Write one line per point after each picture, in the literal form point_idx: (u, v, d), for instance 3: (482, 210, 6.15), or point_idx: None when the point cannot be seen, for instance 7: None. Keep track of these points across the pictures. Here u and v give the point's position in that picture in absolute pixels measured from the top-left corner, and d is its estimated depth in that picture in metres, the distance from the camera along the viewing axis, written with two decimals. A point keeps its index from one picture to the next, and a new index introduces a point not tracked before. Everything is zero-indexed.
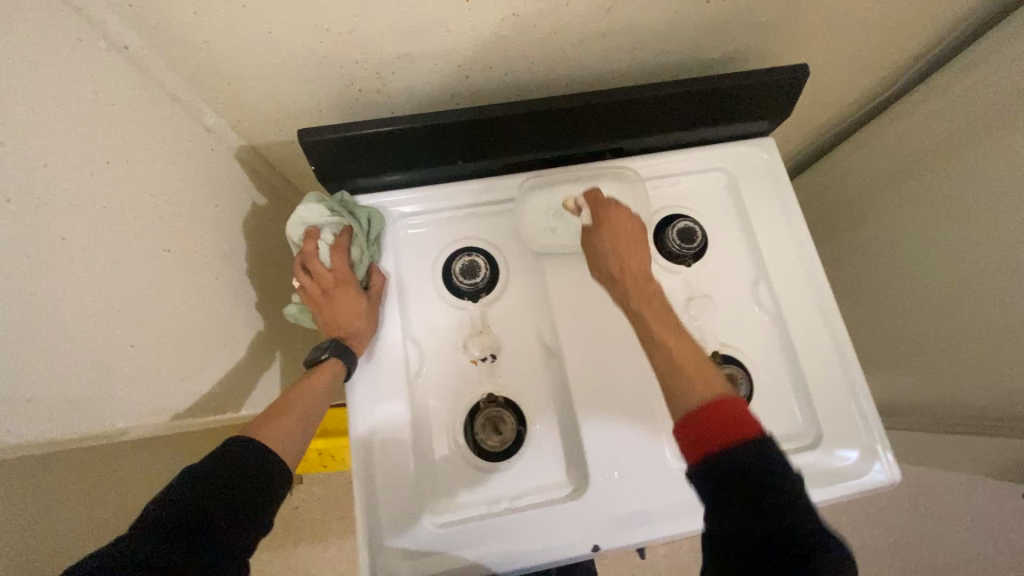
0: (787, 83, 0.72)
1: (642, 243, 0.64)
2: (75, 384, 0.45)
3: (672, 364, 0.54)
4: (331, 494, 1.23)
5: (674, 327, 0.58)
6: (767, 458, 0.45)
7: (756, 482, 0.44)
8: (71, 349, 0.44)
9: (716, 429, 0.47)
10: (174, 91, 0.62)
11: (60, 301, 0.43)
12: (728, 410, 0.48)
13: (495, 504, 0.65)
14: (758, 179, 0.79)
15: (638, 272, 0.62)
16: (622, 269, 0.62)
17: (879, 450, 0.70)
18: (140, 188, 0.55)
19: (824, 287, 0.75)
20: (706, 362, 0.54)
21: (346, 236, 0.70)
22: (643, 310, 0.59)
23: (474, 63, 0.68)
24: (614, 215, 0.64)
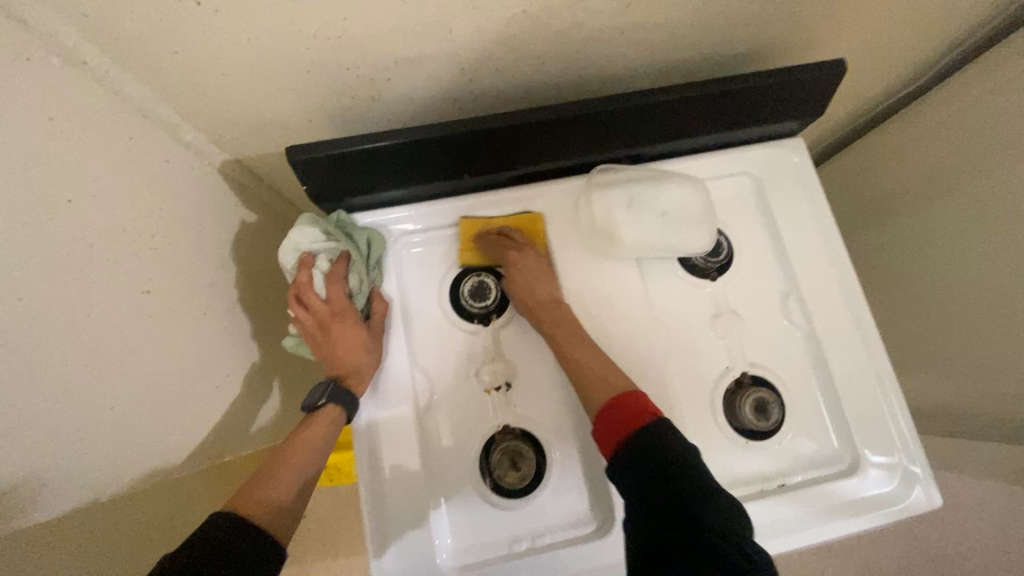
0: (819, 80, 0.66)
1: (549, 271, 0.67)
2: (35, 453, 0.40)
3: (583, 370, 0.60)
4: (336, 507, 1.19)
5: (579, 338, 0.63)
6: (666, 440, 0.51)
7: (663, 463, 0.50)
8: (31, 418, 0.40)
9: (621, 420, 0.54)
10: (145, 107, 0.56)
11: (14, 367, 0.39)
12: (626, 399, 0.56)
13: (516, 545, 0.61)
14: (786, 183, 0.74)
15: (547, 301, 0.65)
16: (533, 302, 0.65)
17: (919, 472, 0.66)
18: (107, 223, 0.49)
19: (859, 299, 0.70)
20: (610, 361, 0.61)
21: (343, 262, 0.64)
22: (554, 334, 0.63)
23: (479, 65, 0.61)
24: (524, 257, 0.67)
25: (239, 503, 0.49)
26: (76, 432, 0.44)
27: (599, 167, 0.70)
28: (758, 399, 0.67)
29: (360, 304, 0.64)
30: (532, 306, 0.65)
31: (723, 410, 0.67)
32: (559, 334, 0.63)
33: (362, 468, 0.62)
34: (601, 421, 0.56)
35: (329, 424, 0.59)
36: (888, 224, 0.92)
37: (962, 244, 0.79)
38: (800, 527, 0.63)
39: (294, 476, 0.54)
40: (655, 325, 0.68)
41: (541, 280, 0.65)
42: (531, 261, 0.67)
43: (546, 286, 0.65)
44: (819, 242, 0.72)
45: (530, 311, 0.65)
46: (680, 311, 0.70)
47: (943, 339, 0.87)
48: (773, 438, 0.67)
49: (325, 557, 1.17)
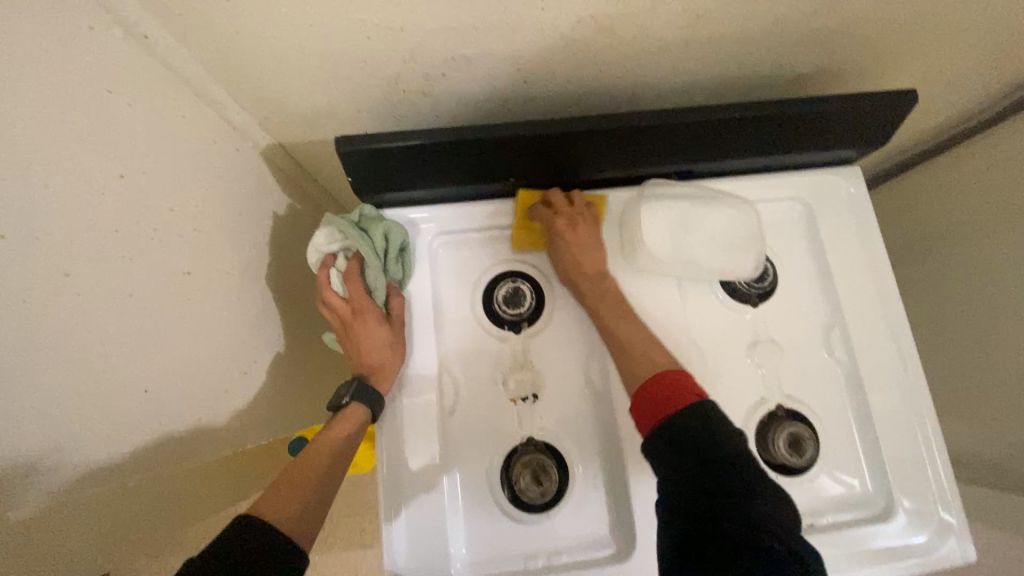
0: (886, 109, 0.64)
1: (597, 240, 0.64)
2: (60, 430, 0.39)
3: (621, 346, 0.59)
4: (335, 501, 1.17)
5: (622, 313, 0.62)
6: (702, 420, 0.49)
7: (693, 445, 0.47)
8: (60, 393, 0.39)
9: (665, 399, 0.51)
10: (198, 85, 0.55)
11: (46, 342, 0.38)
12: (675, 379, 0.53)
13: (532, 560, 0.60)
14: (838, 212, 0.71)
15: (593, 270, 0.63)
16: (576, 271, 0.63)
17: (954, 525, 0.64)
18: (153, 201, 0.48)
19: (905, 339, 0.68)
20: (650, 338, 0.59)
21: (359, 259, 0.63)
22: (597, 308, 0.62)
23: (537, 67, 0.60)
24: (572, 230, 0.63)
25: (260, 508, 0.48)
26: (103, 411, 0.43)
27: (652, 180, 0.68)
28: (793, 434, 0.64)
29: (380, 300, 0.62)
30: (573, 275, 0.64)
31: (756, 442, 0.65)
32: (600, 307, 0.62)
33: (382, 469, 0.60)
34: (643, 396, 0.53)
35: (350, 422, 0.58)
36: (931, 261, 0.87)
37: (1007, 290, 0.75)
38: (826, 571, 0.61)
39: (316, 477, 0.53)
40: (690, 349, 0.66)
41: (583, 249, 0.63)
42: (581, 227, 0.64)
43: (587, 256, 0.63)
44: (868, 276, 0.69)
45: (571, 282, 0.64)
46: (717, 335, 0.67)
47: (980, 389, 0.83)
48: (805, 475, 0.64)
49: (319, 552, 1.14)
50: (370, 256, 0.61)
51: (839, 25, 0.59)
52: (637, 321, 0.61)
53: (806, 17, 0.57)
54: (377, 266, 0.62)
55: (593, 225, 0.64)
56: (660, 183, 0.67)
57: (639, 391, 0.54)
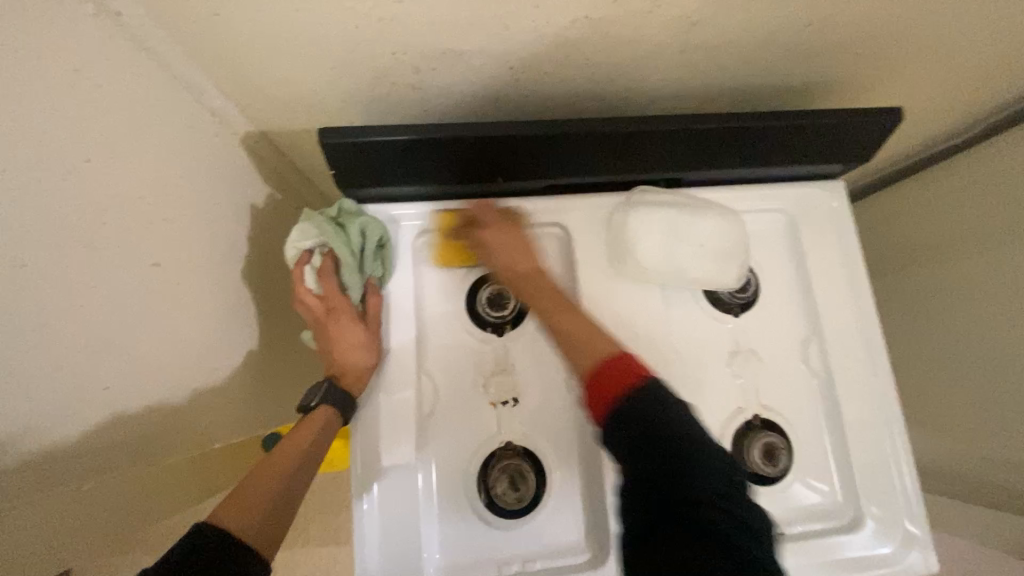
0: (870, 126, 0.65)
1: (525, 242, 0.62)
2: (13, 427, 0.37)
3: (569, 335, 0.56)
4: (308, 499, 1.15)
5: (565, 306, 0.58)
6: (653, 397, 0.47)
7: (650, 427, 0.46)
8: (14, 388, 0.37)
9: (614, 381, 0.49)
10: (174, 67, 0.52)
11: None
12: (620, 365, 0.50)
13: (506, 566, 0.59)
14: (820, 226, 0.72)
15: (525, 272, 0.61)
16: (510, 276, 0.61)
17: (918, 537, 0.65)
18: (122, 186, 0.46)
19: (880, 354, 0.69)
20: (597, 329, 0.55)
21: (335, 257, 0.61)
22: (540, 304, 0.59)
23: (529, 67, 0.59)
24: (485, 235, 0.62)
25: (224, 513, 0.47)
26: (62, 408, 0.41)
27: (642, 186, 0.67)
28: (767, 444, 0.65)
29: (355, 298, 0.61)
30: (512, 279, 0.61)
31: (732, 452, 0.65)
32: (544, 302, 0.59)
33: (355, 471, 0.59)
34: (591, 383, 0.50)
35: (319, 423, 0.57)
36: (908, 276, 0.89)
37: (976, 308, 0.78)
38: None
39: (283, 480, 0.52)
40: (671, 357, 0.66)
41: (506, 250, 0.61)
42: (496, 230, 0.62)
43: (515, 259, 0.61)
44: (847, 290, 0.70)
45: (513, 284, 0.61)
46: (698, 344, 0.68)
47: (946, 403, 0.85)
48: (777, 485, 0.65)
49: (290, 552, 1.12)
50: (344, 254, 0.60)
51: (829, 40, 0.60)
52: (581, 312, 0.58)
53: (797, 31, 0.57)
54: (351, 264, 0.60)
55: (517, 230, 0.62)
56: (648, 189, 0.66)
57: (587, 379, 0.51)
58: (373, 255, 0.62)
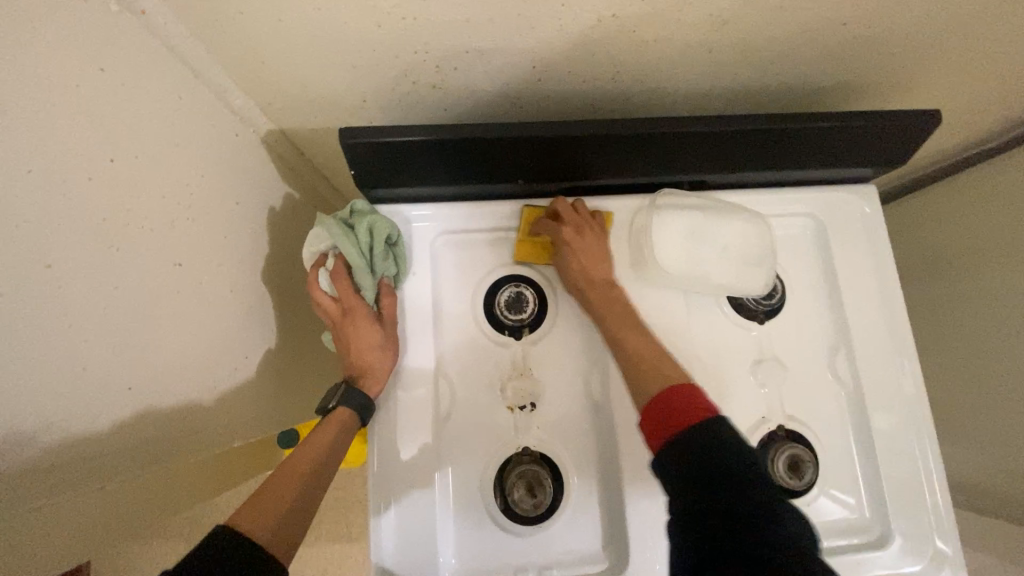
0: (906, 128, 0.62)
1: (606, 249, 0.62)
2: (38, 428, 0.38)
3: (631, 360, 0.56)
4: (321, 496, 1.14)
5: (633, 325, 0.59)
6: (720, 435, 0.45)
7: (718, 465, 0.44)
8: (40, 389, 0.37)
9: (671, 414, 0.49)
10: (198, 66, 0.52)
11: (26, 335, 0.36)
12: (684, 393, 0.49)
13: (522, 573, 0.59)
14: (850, 231, 0.69)
15: (600, 280, 0.61)
16: (587, 282, 0.61)
17: (949, 555, 0.63)
18: (146, 186, 0.46)
19: (911, 365, 0.66)
20: (661, 351, 0.56)
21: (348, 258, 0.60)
22: (606, 320, 0.59)
23: (553, 66, 0.57)
24: (573, 237, 0.61)
25: (242, 518, 0.46)
26: (84, 407, 0.41)
27: (667, 189, 0.65)
28: (793, 455, 0.63)
29: (369, 299, 0.60)
30: (581, 285, 0.61)
31: (754, 463, 0.64)
32: (609, 316, 0.59)
33: (372, 474, 0.59)
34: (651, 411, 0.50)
35: (338, 426, 0.57)
36: (939, 283, 0.86)
37: (1012, 318, 0.74)
38: None
39: (302, 484, 0.52)
40: (693, 364, 0.65)
41: (593, 254, 0.61)
42: (588, 234, 0.62)
43: (597, 266, 0.61)
44: (878, 298, 0.68)
45: (580, 292, 0.62)
46: (721, 351, 0.66)
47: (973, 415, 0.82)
48: (802, 498, 0.63)
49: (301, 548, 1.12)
50: (354, 256, 0.58)
51: (866, 39, 0.57)
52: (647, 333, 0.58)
53: (833, 29, 0.55)
54: (362, 265, 0.59)
55: (602, 236, 0.62)
56: (672, 192, 0.65)
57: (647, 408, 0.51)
58: (384, 254, 0.60)
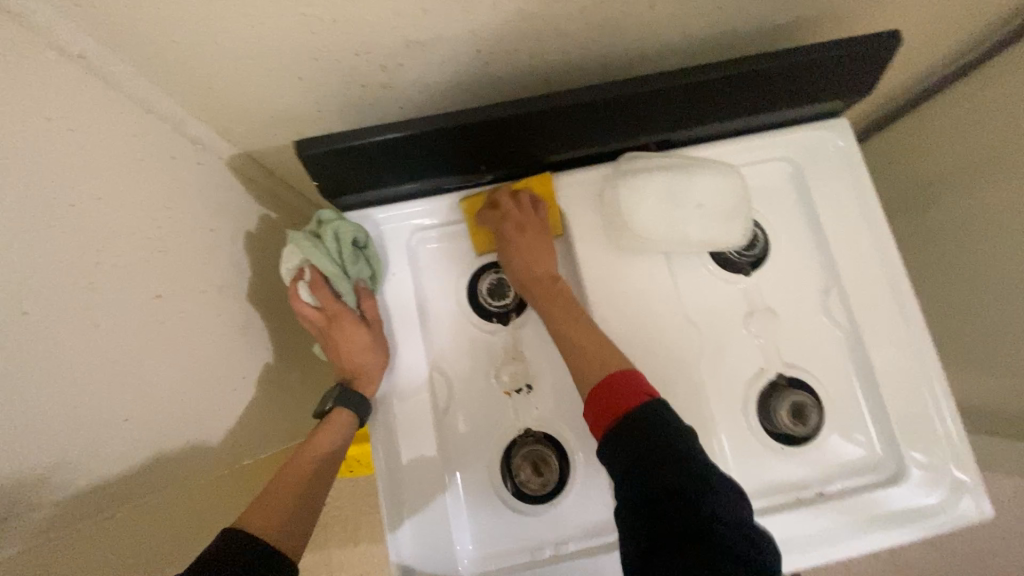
0: (868, 56, 0.61)
1: (550, 249, 0.63)
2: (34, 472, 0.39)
3: (574, 344, 0.56)
4: (349, 509, 1.16)
5: (577, 316, 0.58)
6: (661, 422, 0.47)
7: (663, 454, 0.45)
8: (33, 432, 0.39)
9: (615, 395, 0.50)
10: (148, 101, 0.53)
11: (10, 381, 0.37)
12: (620, 377, 0.51)
13: (538, 552, 0.59)
14: (829, 169, 0.68)
15: (543, 275, 0.61)
16: (531, 279, 0.61)
17: (969, 481, 0.62)
18: (113, 224, 0.47)
19: (906, 295, 0.65)
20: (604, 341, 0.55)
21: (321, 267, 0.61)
22: (548, 306, 0.59)
23: (497, 47, 0.57)
24: (525, 225, 0.62)
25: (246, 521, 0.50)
26: (84, 441, 0.43)
27: (632, 153, 0.65)
28: (795, 402, 0.63)
29: (351, 302, 0.61)
30: (529, 282, 0.61)
31: (758, 413, 0.63)
32: (553, 308, 0.59)
33: (379, 473, 0.60)
34: (594, 399, 0.52)
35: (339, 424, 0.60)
36: (931, 210, 0.83)
37: (1007, 235, 0.72)
38: (840, 538, 0.60)
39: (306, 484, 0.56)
40: (683, 324, 0.64)
41: (532, 247, 0.62)
42: (525, 221, 0.62)
43: (542, 262, 0.62)
44: (865, 233, 0.67)
45: (526, 287, 0.61)
46: (710, 307, 0.65)
47: (983, 341, 0.79)
48: (811, 444, 0.63)
49: (336, 561, 1.13)
50: (325, 264, 0.59)
51: None
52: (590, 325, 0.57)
53: None
54: (337, 273, 0.60)
55: (543, 231, 0.63)
56: (639, 155, 0.64)
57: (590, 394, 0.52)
58: (355, 257, 0.61)
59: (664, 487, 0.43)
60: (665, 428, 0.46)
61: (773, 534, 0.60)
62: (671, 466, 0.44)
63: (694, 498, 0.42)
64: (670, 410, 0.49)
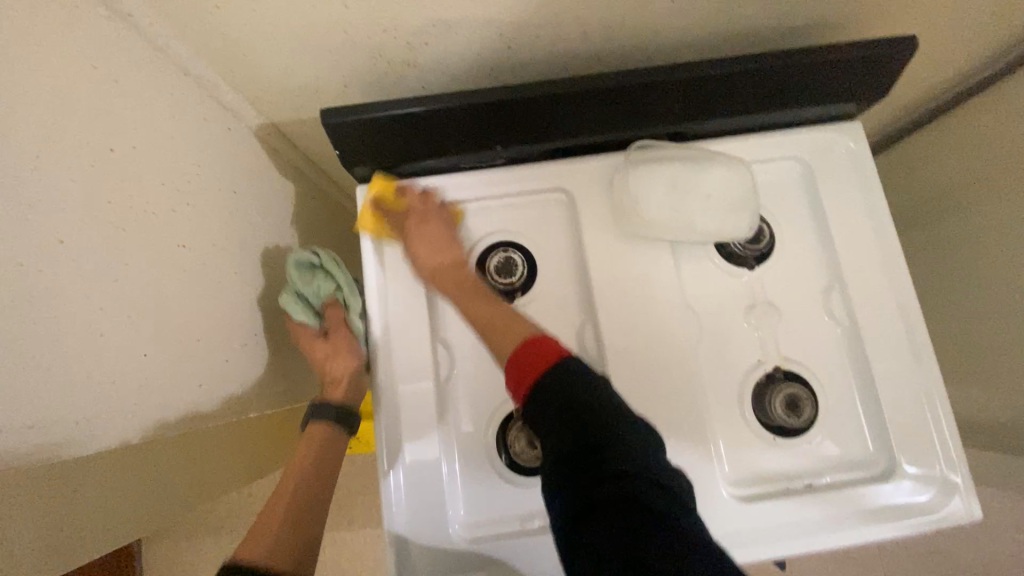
0: (882, 59, 0.62)
1: (448, 240, 0.64)
2: (60, 399, 0.42)
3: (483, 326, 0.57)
4: (346, 486, 1.18)
5: (484, 300, 0.60)
6: (571, 374, 0.47)
7: (575, 411, 0.44)
8: (62, 360, 0.42)
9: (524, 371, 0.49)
10: (186, 65, 0.56)
11: (47, 309, 0.40)
12: (534, 347, 0.50)
13: (529, 521, 0.61)
14: (838, 170, 0.69)
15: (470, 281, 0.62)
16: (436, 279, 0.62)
17: (959, 483, 0.62)
18: (147, 177, 0.50)
19: (907, 299, 0.66)
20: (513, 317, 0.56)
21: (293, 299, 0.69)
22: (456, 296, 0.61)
23: (518, 32, 0.59)
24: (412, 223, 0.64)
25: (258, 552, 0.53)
26: (106, 375, 0.46)
27: (643, 141, 0.66)
28: (790, 395, 0.64)
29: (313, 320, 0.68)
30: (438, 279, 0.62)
31: (752, 405, 0.64)
32: (467, 304, 0.60)
33: (380, 435, 0.62)
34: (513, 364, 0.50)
35: (317, 442, 0.67)
36: (940, 221, 0.83)
37: (1013, 248, 0.72)
38: (827, 530, 0.61)
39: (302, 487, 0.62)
40: (683, 313, 0.65)
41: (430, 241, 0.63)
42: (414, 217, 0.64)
43: (440, 255, 0.63)
44: (871, 235, 0.67)
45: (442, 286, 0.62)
46: (711, 298, 0.67)
47: (985, 353, 0.79)
48: (804, 437, 0.64)
49: (330, 535, 1.16)
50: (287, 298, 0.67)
51: None
52: (492, 304, 0.59)
53: None
54: (296, 306, 0.67)
55: (428, 221, 0.64)
56: (650, 144, 0.66)
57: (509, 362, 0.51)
58: (311, 277, 0.68)
59: (581, 439, 0.42)
60: (573, 378, 0.46)
61: (760, 521, 0.61)
62: (587, 415, 0.44)
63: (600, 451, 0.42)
64: (580, 361, 0.48)
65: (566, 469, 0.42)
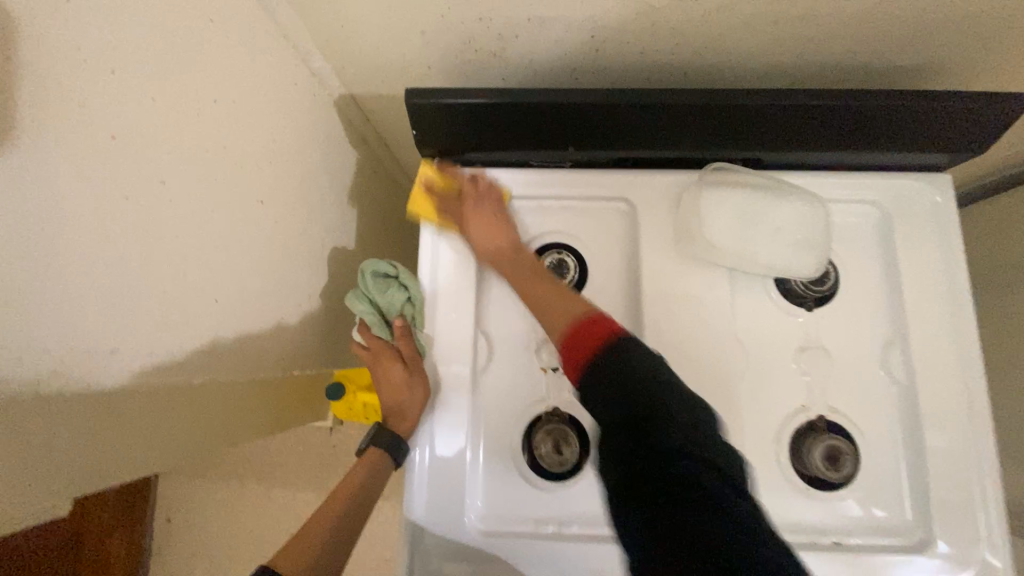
0: (987, 113, 0.58)
1: (501, 224, 0.64)
2: (136, 327, 0.44)
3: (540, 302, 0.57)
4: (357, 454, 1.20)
5: (536, 279, 0.59)
6: (627, 351, 0.47)
7: (628, 377, 0.45)
8: (144, 291, 0.44)
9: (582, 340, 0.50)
10: (287, 30, 0.58)
11: (138, 242, 0.42)
12: (594, 321, 0.50)
13: (542, 525, 0.61)
14: (918, 222, 0.66)
15: (525, 262, 0.62)
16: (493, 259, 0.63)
17: (999, 568, 0.59)
18: (238, 130, 0.52)
19: (973, 366, 0.62)
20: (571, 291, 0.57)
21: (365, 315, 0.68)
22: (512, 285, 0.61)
23: (612, 36, 0.59)
24: (465, 209, 0.65)
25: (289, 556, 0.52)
26: (176, 311, 0.48)
27: (716, 164, 0.65)
28: (833, 447, 0.62)
29: (386, 333, 0.67)
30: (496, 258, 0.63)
31: (789, 449, 0.62)
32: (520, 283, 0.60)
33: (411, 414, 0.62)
34: (569, 337, 0.51)
35: (367, 466, 0.63)
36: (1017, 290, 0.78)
37: None
38: None
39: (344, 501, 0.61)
40: (731, 342, 0.63)
41: (484, 227, 0.63)
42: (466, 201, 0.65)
43: (494, 233, 0.63)
44: (944, 294, 0.64)
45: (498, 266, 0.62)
46: (762, 333, 0.64)
47: None
48: (837, 492, 0.62)
49: None
50: (362, 307, 0.67)
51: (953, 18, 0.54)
52: (545, 280, 0.59)
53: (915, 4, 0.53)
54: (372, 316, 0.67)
55: (483, 199, 0.65)
56: (723, 168, 0.64)
57: (568, 335, 0.51)
58: (385, 287, 0.67)
59: (638, 400, 0.43)
60: (629, 355, 0.46)
61: None
62: (633, 377, 0.44)
63: (645, 416, 0.42)
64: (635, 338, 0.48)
65: (625, 435, 0.42)
